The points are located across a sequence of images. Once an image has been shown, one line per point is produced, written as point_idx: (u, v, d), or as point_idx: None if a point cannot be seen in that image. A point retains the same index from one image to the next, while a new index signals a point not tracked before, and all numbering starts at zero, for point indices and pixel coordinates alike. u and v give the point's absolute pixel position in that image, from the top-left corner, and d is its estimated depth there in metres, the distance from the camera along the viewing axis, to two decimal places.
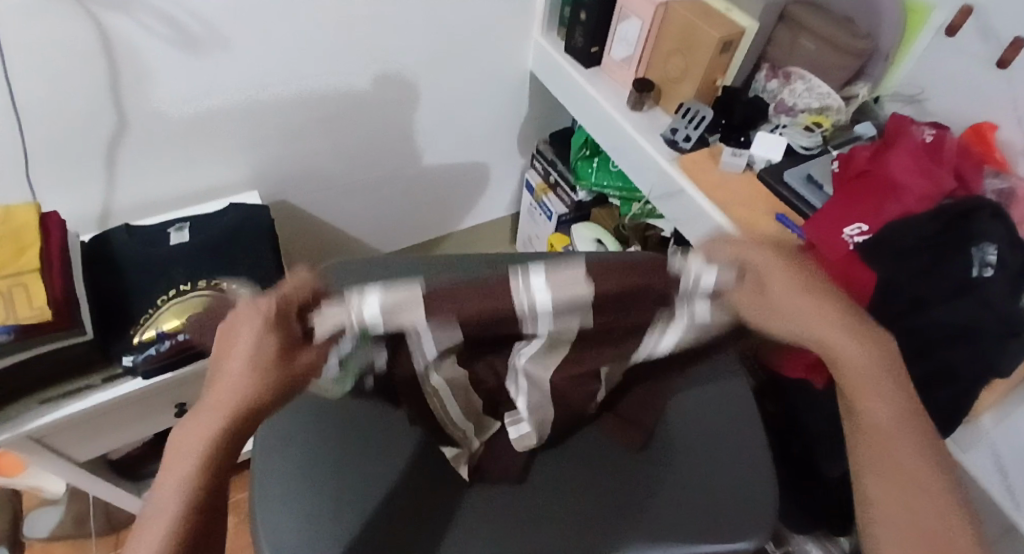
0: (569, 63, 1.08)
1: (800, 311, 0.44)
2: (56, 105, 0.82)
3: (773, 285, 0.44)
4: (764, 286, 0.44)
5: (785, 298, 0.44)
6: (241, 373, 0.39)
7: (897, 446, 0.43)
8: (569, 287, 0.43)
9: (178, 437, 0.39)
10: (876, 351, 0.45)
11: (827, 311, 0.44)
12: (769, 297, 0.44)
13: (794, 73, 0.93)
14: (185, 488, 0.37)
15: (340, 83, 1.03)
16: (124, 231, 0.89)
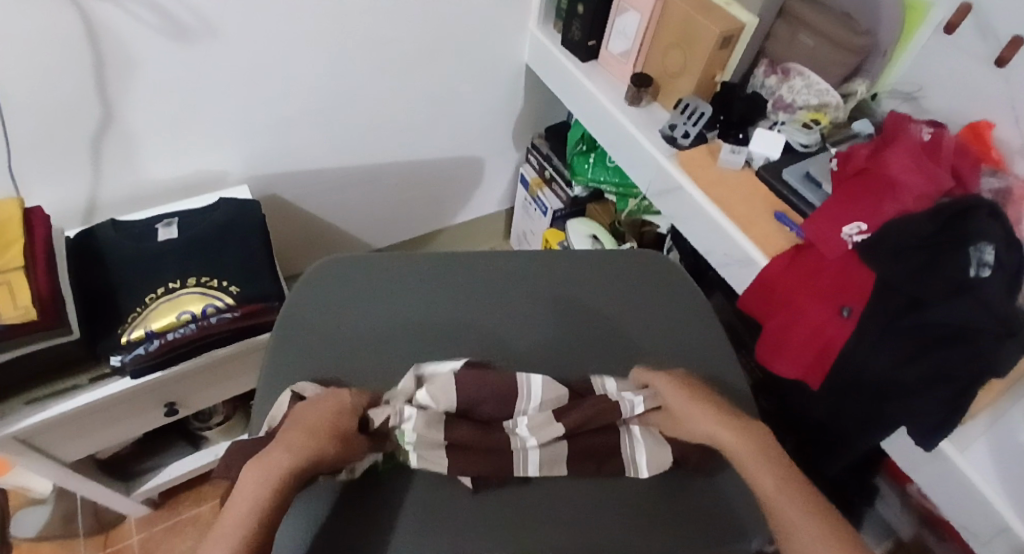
0: (566, 57, 1.07)
1: (697, 416, 0.53)
2: (40, 96, 0.79)
3: (683, 405, 0.55)
4: (678, 394, 0.55)
5: (695, 413, 0.54)
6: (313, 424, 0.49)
7: (772, 480, 0.47)
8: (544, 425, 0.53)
9: (245, 479, 0.44)
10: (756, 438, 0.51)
11: (714, 420, 0.53)
12: (676, 421, 0.54)
13: (792, 70, 0.92)
14: (250, 502, 0.43)
15: (333, 75, 1.01)
16: (111, 226, 0.87)
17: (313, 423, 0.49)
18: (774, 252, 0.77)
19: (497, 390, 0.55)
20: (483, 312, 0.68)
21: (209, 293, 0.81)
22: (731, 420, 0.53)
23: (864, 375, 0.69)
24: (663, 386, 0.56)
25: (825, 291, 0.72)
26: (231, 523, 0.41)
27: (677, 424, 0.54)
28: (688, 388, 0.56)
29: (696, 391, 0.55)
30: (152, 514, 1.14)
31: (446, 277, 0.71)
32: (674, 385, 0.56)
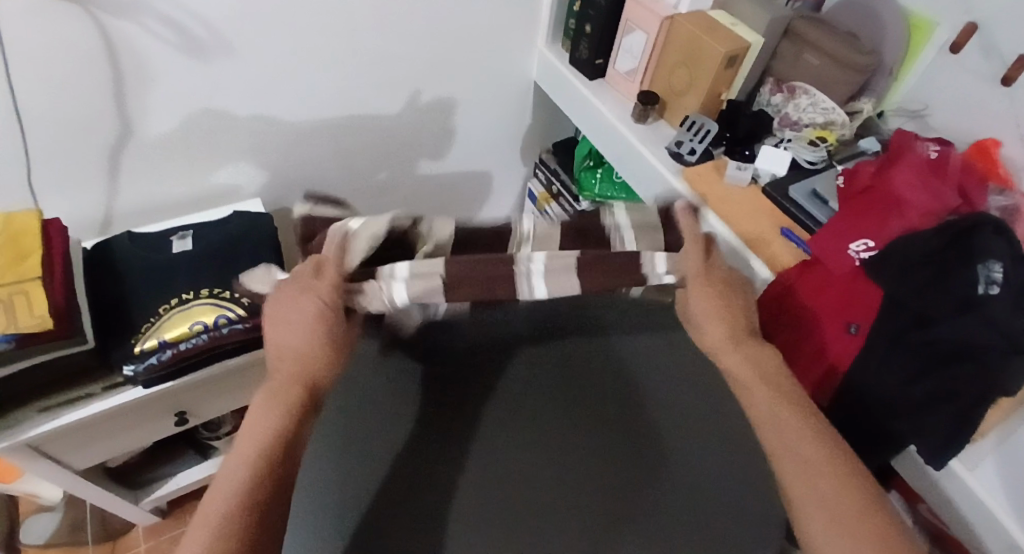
0: (574, 75, 1.09)
1: (715, 302, 0.55)
2: (61, 110, 0.81)
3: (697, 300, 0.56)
4: (699, 274, 0.56)
5: (710, 296, 0.55)
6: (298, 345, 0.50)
7: (793, 443, 0.48)
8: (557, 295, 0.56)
9: (253, 412, 0.48)
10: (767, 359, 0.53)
11: (732, 311, 0.55)
12: (693, 297, 0.56)
13: (797, 88, 0.93)
14: (261, 439, 0.45)
15: (345, 91, 1.03)
16: (126, 237, 0.89)
17: (298, 322, 0.51)
18: (781, 268, 0.78)
19: (497, 265, 0.56)
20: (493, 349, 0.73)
21: (221, 304, 0.83)
22: (746, 339, 0.55)
23: (871, 391, 0.69)
24: (690, 260, 0.57)
25: (832, 308, 0.73)
26: (240, 471, 0.44)
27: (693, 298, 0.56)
28: (717, 267, 0.58)
29: (722, 276, 0.57)
30: (159, 523, 1.14)
31: (485, 343, 0.73)
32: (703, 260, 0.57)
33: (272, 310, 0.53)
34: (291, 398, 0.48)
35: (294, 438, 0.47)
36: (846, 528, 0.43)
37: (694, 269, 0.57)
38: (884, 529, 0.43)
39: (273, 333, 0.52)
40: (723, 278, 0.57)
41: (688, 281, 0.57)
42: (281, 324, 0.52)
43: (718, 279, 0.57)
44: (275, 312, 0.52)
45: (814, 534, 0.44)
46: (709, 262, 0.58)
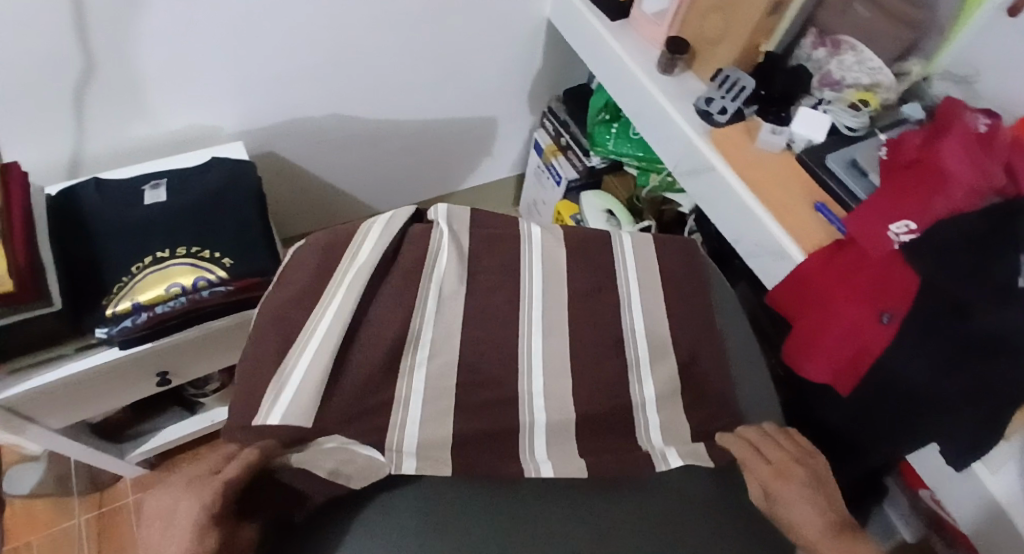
0: (594, 15, 0.98)
1: (796, 502, 0.48)
2: (14, 40, 0.71)
3: (775, 484, 0.49)
4: (762, 467, 0.51)
5: (782, 486, 0.49)
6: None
7: None
8: (565, 460, 0.53)
9: None
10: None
11: (817, 501, 0.48)
12: (770, 495, 0.50)
13: (844, 42, 0.85)
14: None
15: (338, 26, 0.92)
16: (95, 186, 0.81)
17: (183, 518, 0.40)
18: (811, 247, 0.72)
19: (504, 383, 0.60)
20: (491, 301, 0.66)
21: (200, 265, 0.76)
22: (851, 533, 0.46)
23: (896, 387, 0.65)
24: (751, 452, 0.52)
25: (863, 294, 0.67)
26: None
27: (769, 502, 0.50)
28: (778, 449, 0.52)
29: (785, 457, 0.52)
30: (147, 476, 1.12)
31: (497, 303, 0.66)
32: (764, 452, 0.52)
33: (159, 520, 0.42)
34: None
35: None
36: None
37: (762, 468, 0.51)
38: None
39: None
40: (800, 464, 0.51)
41: (755, 478, 0.50)
42: (161, 537, 0.40)
43: (790, 461, 0.51)
44: (158, 521, 0.42)
45: None
46: (774, 454, 0.52)
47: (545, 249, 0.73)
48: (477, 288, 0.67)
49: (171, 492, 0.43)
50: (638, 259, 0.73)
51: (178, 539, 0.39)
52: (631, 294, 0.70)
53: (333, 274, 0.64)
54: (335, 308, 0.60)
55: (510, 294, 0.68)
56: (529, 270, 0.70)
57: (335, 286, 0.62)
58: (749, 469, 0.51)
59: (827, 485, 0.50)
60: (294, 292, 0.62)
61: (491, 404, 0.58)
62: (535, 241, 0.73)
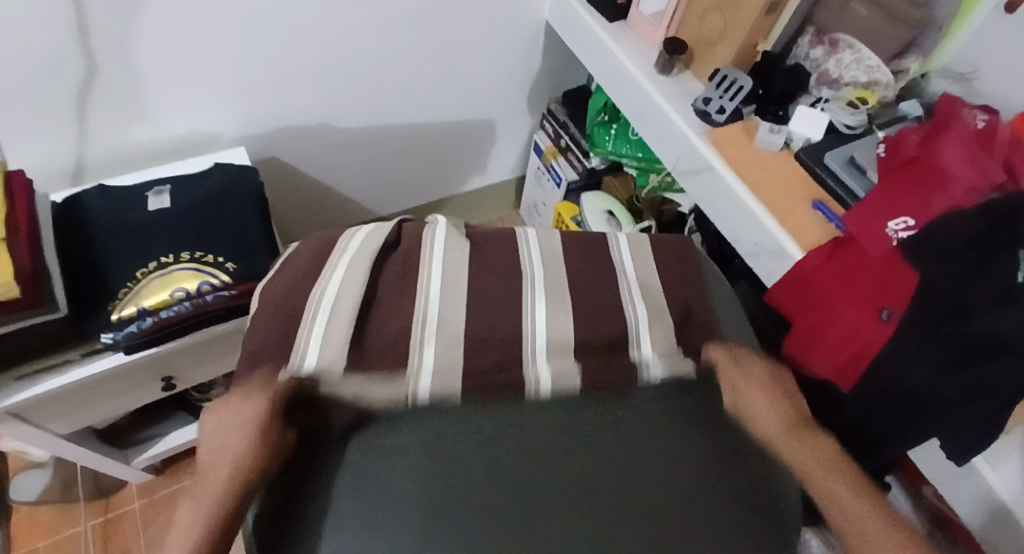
0: (592, 16, 0.98)
1: (758, 406, 0.54)
2: (17, 48, 0.72)
3: (742, 385, 0.55)
4: (733, 369, 0.56)
5: (750, 389, 0.55)
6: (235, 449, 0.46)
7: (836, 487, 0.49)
8: (565, 375, 0.52)
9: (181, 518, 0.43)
10: (820, 445, 0.52)
11: (776, 399, 0.55)
12: (737, 395, 0.55)
13: (841, 41, 0.85)
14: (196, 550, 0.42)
15: (336, 29, 0.93)
16: (99, 192, 0.81)
17: (234, 433, 0.47)
18: (810, 246, 0.73)
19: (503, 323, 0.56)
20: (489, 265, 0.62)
21: (203, 269, 0.77)
22: (799, 430, 0.53)
23: (896, 387, 0.65)
24: (730, 364, 0.56)
25: (862, 292, 0.68)
26: None
27: (735, 400, 0.55)
28: (755, 362, 0.57)
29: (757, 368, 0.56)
30: (152, 481, 1.12)
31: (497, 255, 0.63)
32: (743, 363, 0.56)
33: (219, 413, 0.49)
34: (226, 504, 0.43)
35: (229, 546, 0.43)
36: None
37: (736, 376, 0.55)
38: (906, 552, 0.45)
39: (208, 441, 0.48)
40: (773, 375, 0.56)
41: (727, 380, 0.56)
42: (221, 431, 0.47)
43: (766, 373, 0.56)
44: (217, 414, 0.49)
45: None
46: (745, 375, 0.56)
47: (549, 236, 0.68)
48: None
49: (218, 412, 0.49)
50: (633, 249, 0.68)
51: (240, 437, 0.46)
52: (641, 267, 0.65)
53: (324, 264, 0.59)
54: (337, 285, 0.56)
55: (510, 274, 0.61)
56: (523, 259, 0.64)
57: (329, 273, 0.58)
58: (725, 379, 0.56)
59: (791, 399, 0.55)
60: (295, 274, 0.58)
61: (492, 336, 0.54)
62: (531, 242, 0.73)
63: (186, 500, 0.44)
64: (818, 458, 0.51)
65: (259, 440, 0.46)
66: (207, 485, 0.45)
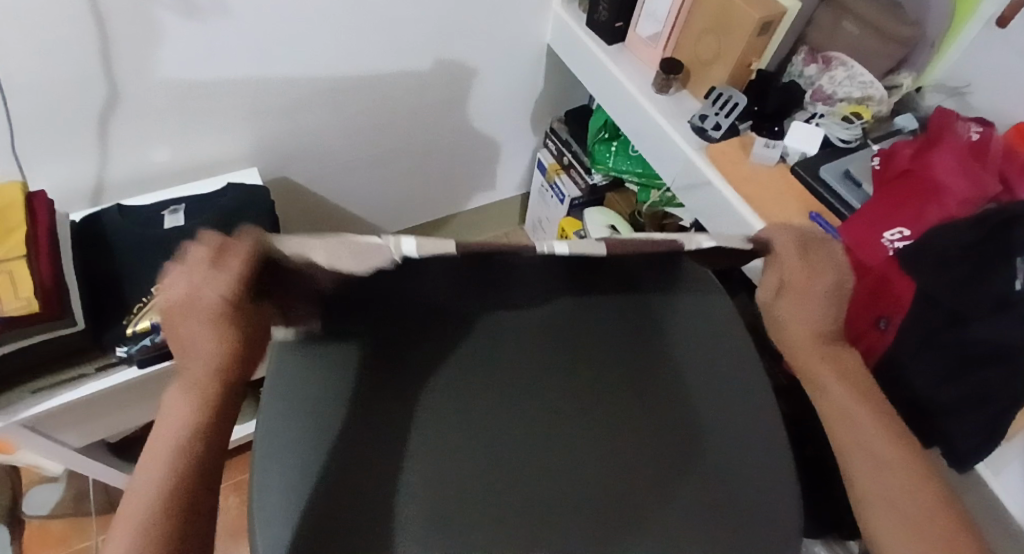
0: (592, 39, 1.01)
1: (801, 302, 0.51)
2: (41, 75, 0.76)
3: (791, 282, 0.51)
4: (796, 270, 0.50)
5: (794, 291, 0.51)
6: (211, 340, 0.43)
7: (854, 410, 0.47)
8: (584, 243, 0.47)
9: (168, 409, 0.43)
10: (841, 358, 0.51)
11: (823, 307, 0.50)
12: (779, 293, 0.51)
13: (834, 59, 0.87)
14: (189, 438, 0.41)
15: (346, 55, 0.96)
16: (117, 211, 0.84)
17: (206, 308, 0.43)
18: None
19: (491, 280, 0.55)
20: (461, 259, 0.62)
21: None
22: (824, 341, 0.51)
23: (895, 396, 0.65)
24: (788, 249, 0.51)
25: (861, 300, 0.67)
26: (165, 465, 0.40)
27: (777, 298, 0.52)
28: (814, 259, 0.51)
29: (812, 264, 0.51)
30: None
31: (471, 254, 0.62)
32: (801, 256, 0.51)
33: (175, 296, 0.43)
34: (213, 396, 0.43)
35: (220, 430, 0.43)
36: (908, 523, 0.41)
37: (788, 265, 0.51)
38: (934, 516, 0.41)
39: (172, 325, 0.44)
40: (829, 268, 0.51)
41: (777, 269, 0.51)
42: (186, 315, 0.43)
43: (820, 267, 0.50)
44: (172, 296, 0.44)
45: (868, 512, 0.43)
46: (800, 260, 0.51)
47: None
48: None
49: (183, 276, 0.43)
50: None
51: (210, 329, 0.43)
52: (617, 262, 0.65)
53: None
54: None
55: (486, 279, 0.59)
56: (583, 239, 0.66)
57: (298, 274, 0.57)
58: (776, 263, 0.51)
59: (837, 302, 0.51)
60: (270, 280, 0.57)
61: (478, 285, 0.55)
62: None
63: (176, 386, 0.44)
64: (834, 369, 0.50)
65: (224, 329, 0.43)
66: (192, 374, 0.43)
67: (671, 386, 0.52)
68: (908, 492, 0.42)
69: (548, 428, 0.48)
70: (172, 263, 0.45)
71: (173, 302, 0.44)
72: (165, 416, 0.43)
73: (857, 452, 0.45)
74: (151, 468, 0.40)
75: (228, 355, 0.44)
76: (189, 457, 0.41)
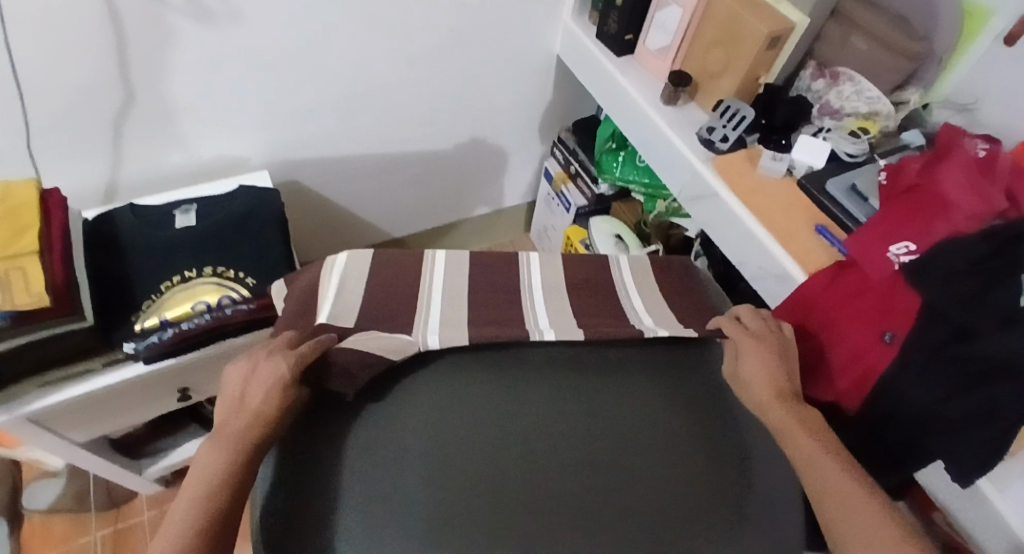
0: (601, 50, 1.02)
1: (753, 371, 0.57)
2: (57, 77, 0.77)
3: (746, 349, 0.59)
4: (749, 333, 0.60)
5: (753, 354, 0.58)
6: (258, 401, 0.49)
7: (811, 445, 0.50)
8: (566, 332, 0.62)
9: (203, 456, 0.47)
10: (806, 416, 0.54)
11: (772, 362, 0.57)
12: (739, 360, 0.59)
13: (842, 74, 0.88)
14: (218, 478, 0.45)
15: (359, 62, 0.98)
16: (129, 210, 0.86)
17: (257, 386, 0.50)
18: (815, 269, 0.74)
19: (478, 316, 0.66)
20: (392, 284, 0.71)
21: (225, 284, 0.81)
22: (786, 400, 0.55)
23: (900, 408, 0.65)
24: (732, 325, 0.62)
25: (868, 314, 0.68)
26: (196, 505, 0.44)
27: (737, 363, 0.59)
28: (767, 330, 0.61)
29: (764, 332, 0.61)
30: (163, 493, 1.14)
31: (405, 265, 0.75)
32: (746, 329, 0.61)
33: (242, 369, 0.52)
34: (248, 443, 0.47)
35: (244, 490, 0.46)
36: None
37: (740, 338, 0.60)
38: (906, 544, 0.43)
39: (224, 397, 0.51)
40: (778, 343, 0.59)
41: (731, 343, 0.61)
42: (241, 385, 0.51)
43: (771, 341, 0.59)
44: (234, 375, 0.52)
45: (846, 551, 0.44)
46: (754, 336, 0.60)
47: (534, 272, 0.77)
48: (387, 277, 0.72)
49: (242, 369, 0.52)
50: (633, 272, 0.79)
51: (262, 393, 0.50)
52: (530, 281, 0.76)
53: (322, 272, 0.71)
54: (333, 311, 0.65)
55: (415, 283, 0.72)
56: (522, 290, 0.74)
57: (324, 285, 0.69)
58: (731, 341, 0.61)
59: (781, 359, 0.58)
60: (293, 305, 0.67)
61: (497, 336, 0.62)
62: (535, 268, 0.78)
63: (205, 442, 0.48)
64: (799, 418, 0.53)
65: (272, 403, 0.50)
66: (226, 427, 0.48)
67: (680, 415, 0.57)
68: (865, 518, 0.45)
69: (503, 447, 0.52)
70: (232, 361, 0.53)
71: (227, 381, 0.52)
72: (198, 464, 0.47)
73: (828, 496, 0.47)
74: (187, 498, 0.44)
75: (278, 414, 0.49)
76: (226, 495, 0.45)
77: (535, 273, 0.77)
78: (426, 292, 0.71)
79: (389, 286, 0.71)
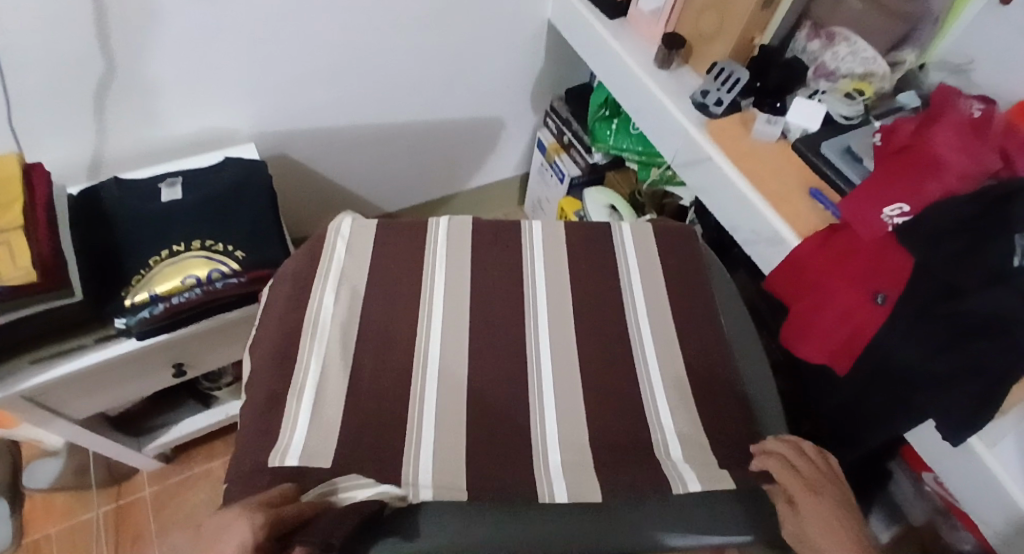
0: (594, 14, 1.00)
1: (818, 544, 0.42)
2: (33, 47, 0.75)
3: (800, 495, 0.46)
4: (793, 479, 0.48)
5: (815, 509, 0.44)
6: None
7: None
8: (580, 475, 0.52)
9: None
10: None
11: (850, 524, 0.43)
12: (798, 514, 0.45)
13: (837, 34, 0.86)
14: None
15: (345, 30, 0.95)
16: (115, 185, 0.84)
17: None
18: (806, 233, 0.73)
19: (478, 310, 0.69)
20: (391, 264, 0.72)
21: (215, 257, 0.79)
22: None
23: (890, 368, 0.65)
24: (775, 463, 0.51)
25: (856, 277, 0.69)
26: None
27: (798, 513, 0.45)
28: (822, 480, 0.48)
29: (819, 478, 0.48)
30: (164, 469, 1.15)
31: (400, 240, 0.75)
32: (794, 472, 0.49)
33: (201, 532, 0.37)
34: None
35: None
36: None
37: (787, 483, 0.48)
38: None
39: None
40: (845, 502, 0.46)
41: (779, 492, 0.47)
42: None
43: (829, 494, 0.46)
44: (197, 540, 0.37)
45: None
46: (793, 494, 0.46)
47: (531, 242, 0.77)
48: (380, 253, 0.73)
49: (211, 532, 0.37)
50: (638, 247, 0.77)
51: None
52: (534, 262, 0.74)
53: (315, 274, 0.70)
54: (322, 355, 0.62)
55: (410, 268, 0.72)
56: (521, 274, 0.73)
57: (320, 286, 0.68)
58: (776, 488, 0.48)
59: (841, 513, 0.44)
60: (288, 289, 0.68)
61: (495, 351, 0.65)
62: (527, 241, 0.77)
63: None
64: None
65: None
66: None
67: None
68: None
69: None
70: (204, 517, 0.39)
71: (204, 537, 0.37)
72: None
73: None
74: None
75: None
76: None
77: (536, 239, 0.77)
78: (427, 280, 0.71)
79: (381, 269, 0.72)
